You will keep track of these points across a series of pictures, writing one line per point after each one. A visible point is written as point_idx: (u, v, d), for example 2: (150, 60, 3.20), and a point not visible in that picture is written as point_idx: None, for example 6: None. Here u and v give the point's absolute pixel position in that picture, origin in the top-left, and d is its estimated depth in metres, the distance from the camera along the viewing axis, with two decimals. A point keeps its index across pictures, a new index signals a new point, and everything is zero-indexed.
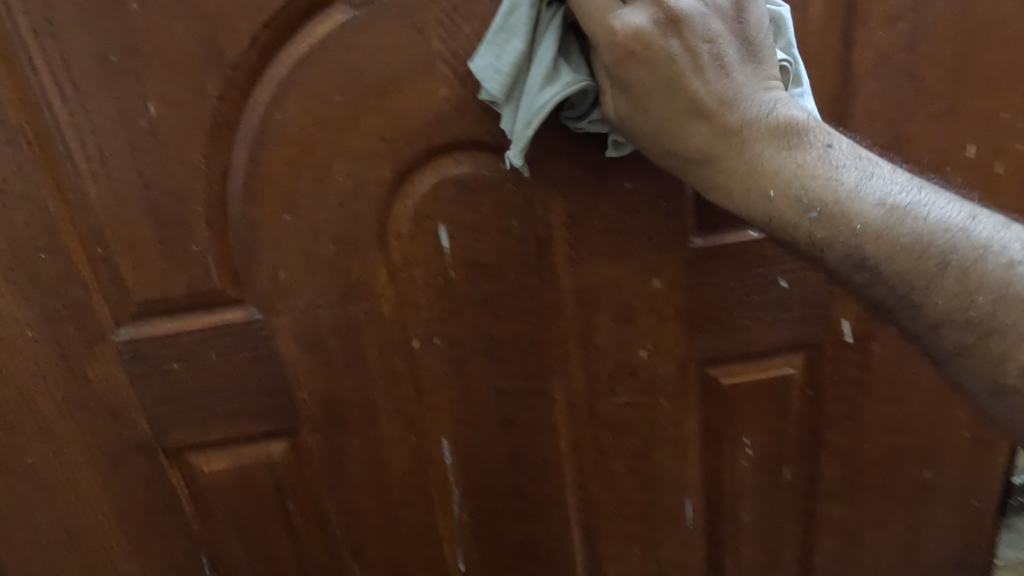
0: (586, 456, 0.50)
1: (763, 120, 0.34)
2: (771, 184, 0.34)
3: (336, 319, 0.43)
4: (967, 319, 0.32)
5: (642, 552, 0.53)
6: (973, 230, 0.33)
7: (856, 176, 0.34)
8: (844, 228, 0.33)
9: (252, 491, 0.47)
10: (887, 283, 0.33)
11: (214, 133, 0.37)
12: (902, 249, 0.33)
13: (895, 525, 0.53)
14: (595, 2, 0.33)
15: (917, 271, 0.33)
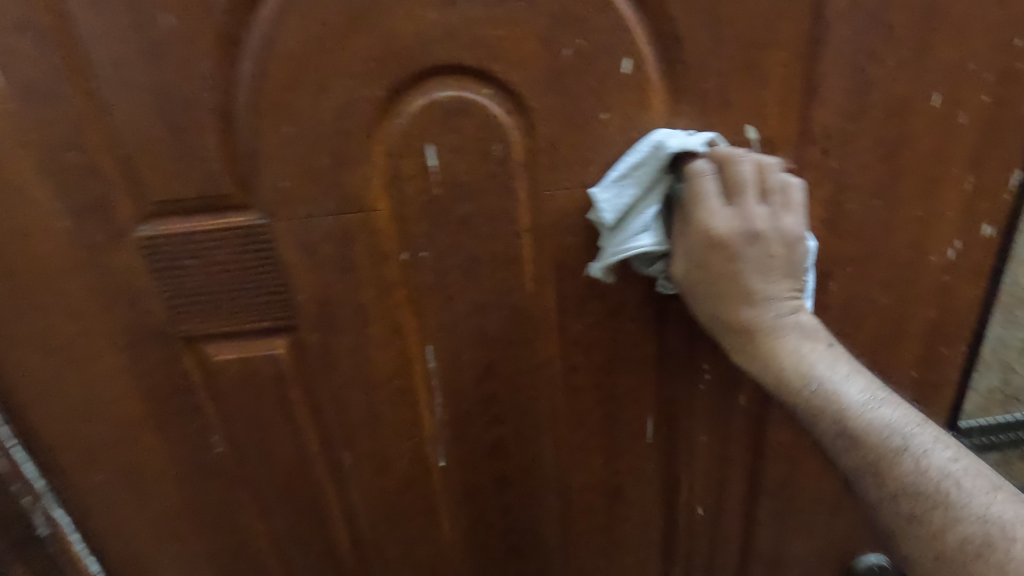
0: (556, 369, 0.55)
1: (780, 329, 0.45)
2: (780, 327, 0.45)
3: (330, 226, 0.48)
4: (911, 516, 0.40)
5: (603, 459, 0.61)
6: (943, 480, 0.40)
7: (846, 387, 0.44)
8: (826, 414, 0.44)
9: (255, 375, 0.55)
10: (860, 455, 0.43)
11: (224, 47, 0.42)
12: (872, 452, 0.42)
13: None
14: (702, 204, 0.42)
15: (888, 490, 0.41)
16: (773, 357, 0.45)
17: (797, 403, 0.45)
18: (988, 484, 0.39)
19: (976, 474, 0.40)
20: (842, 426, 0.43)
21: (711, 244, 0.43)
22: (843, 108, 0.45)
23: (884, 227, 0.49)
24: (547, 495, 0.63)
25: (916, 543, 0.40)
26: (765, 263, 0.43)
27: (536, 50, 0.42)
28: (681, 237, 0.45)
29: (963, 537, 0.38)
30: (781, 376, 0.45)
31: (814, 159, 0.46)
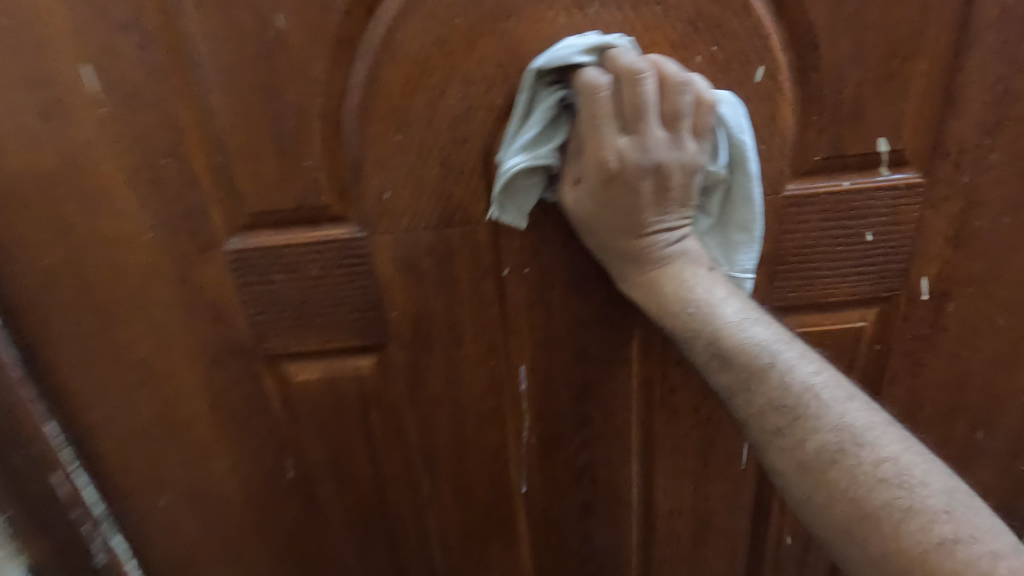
0: (654, 391, 0.53)
1: (656, 245, 0.41)
2: (665, 258, 0.41)
3: (432, 240, 0.46)
4: (773, 440, 0.38)
5: (693, 485, 0.58)
6: (802, 395, 0.38)
7: (737, 315, 0.41)
8: (717, 339, 0.40)
9: (338, 396, 0.52)
10: (728, 376, 0.40)
11: (337, 50, 0.40)
12: (747, 375, 0.39)
13: None
14: (589, 122, 0.37)
15: (798, 457, 0.37)
16: (676, 302, 0.42)
17: (757, 383, 0.39)
18: (895, 442, 0.35)
19: (861, 420, 0.36)
20: (747, 382, 0.40)
21: (617, 169, 0.38)
22: (981, 121, 0.43)
23: (1011, 245, 0.47)
24: (631, 522, 0.60)
25: (823, 499, 0.35)
26: (664, 191, 0.39)
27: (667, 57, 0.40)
28: (573, 164, 0.40)
29: (849, 478, 0.34)
30: (687, 317, 0.41)
31: (945, 174, 0.44)
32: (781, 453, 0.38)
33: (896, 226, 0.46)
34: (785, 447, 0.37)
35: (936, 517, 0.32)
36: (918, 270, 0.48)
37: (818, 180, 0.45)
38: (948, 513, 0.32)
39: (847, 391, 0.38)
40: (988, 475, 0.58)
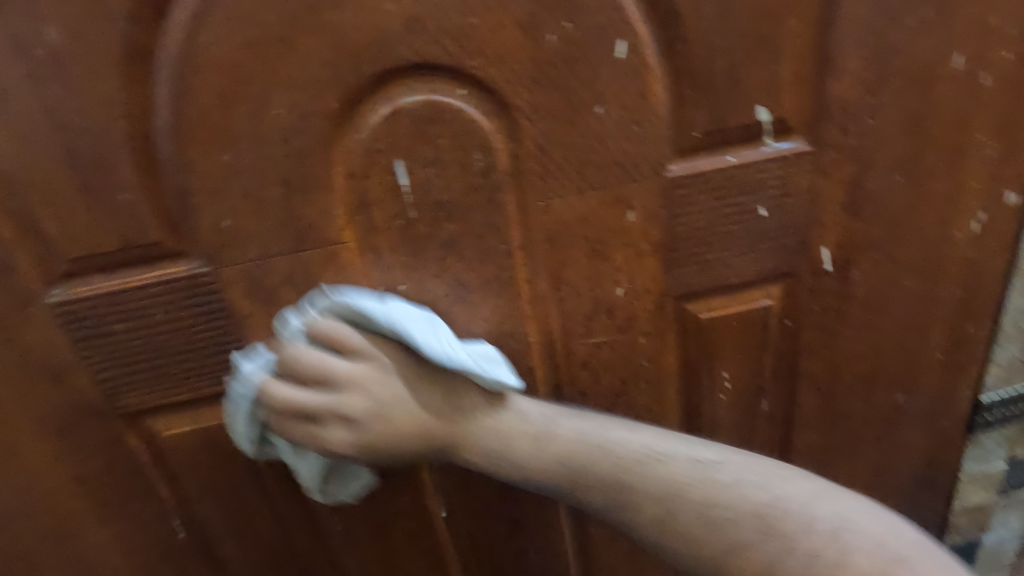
0: (565, 398, 0.49)
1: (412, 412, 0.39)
2: (473, 425, 0.40)
3: (290, 268, 0.41)
4: (652, 536, 0.37)
5: None
6: (657, 466, 0.37)
7: (540, 428, 0.40)
8: (561, 470, 0.39)
9: (217, 448, 0.47)
10: (602, 505, 0.38)
11: (131, 64, 0.34)
12: (600, 498, 0.38)
13: (867, 444, 0.57)
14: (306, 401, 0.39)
15: (677, 527, 0.36)
16: (484, 443, 0.40)
17: (620, 497, 0.37)
18: (753, 479, 0.36)
19: (711, 455, 0.38)
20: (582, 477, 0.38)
21: (289, 411, 0.39)
22: (860, 80, 0.40)
23: (907, 205, 0.45)
24: (565, 534, 0.56)
25: (699, 551, 0.35)
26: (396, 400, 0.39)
27: (516, 39, 0.36)
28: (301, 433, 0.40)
29: (737, 548, 0.34)
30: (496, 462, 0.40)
31: (831, 139, 0.42)
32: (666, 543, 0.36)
33: (788, 198, 0.44)
34: (662, 542, 0.36)
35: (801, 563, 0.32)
36: (817, 240, 0.46)
37: (702, 157, 0.42)
38: (824, 522, 0.33)
39: (670, 454, 0.38)
40: (913, 435, 0.57)
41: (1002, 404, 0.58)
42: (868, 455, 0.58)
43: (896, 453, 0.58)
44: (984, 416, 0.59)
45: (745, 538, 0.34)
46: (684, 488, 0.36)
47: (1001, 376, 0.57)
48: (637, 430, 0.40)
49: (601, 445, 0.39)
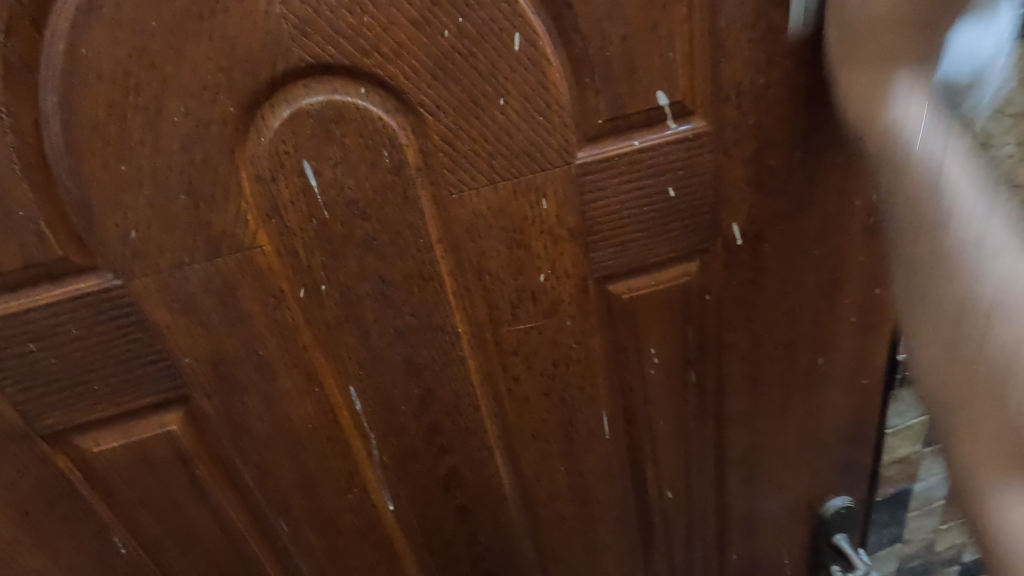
0: (500, 385, 0.50)
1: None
2: (940, 203, 0.35)
3: (206, 275, 0.41)
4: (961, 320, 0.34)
5: (566, 467, 0.57)
6: (956, 228, 0.34)
7: (948, 202, 0.35)
8: (933, 262, 0.35)
9: (151, 461, 0.46)
10: (909, 256, 0.36)
11: (12, 78, 0.33)
12: (906, 240, 0.36)
13: (795, 407, 0.60)
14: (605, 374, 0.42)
15: (973, 374, 0.33)
16: (949, 308, 0.34)
17: (980, 358, 0.33)
18: (1005, 251, 0.33)
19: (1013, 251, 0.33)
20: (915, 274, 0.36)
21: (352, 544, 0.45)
22: (750, 61, 0.42)
23: (809, 177, 0.48)
24: (514, 516, 0.58)
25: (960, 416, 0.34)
26: None
27: (411, 36, 0.37)
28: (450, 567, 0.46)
29: (961, 298, 0.33)
30: None
31: (729, 118, 0.44)
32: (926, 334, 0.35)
33: (694, 178, 0.45)
34: (975, 316, 0.33)
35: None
36: (727, 216, 0.48)
37: (608, 142, 0.43)
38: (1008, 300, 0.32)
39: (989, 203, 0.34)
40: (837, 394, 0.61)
41: None
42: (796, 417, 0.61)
43: (824, 412, 0.62)
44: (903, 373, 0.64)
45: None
46: (991, 305, 0.33)
47: None
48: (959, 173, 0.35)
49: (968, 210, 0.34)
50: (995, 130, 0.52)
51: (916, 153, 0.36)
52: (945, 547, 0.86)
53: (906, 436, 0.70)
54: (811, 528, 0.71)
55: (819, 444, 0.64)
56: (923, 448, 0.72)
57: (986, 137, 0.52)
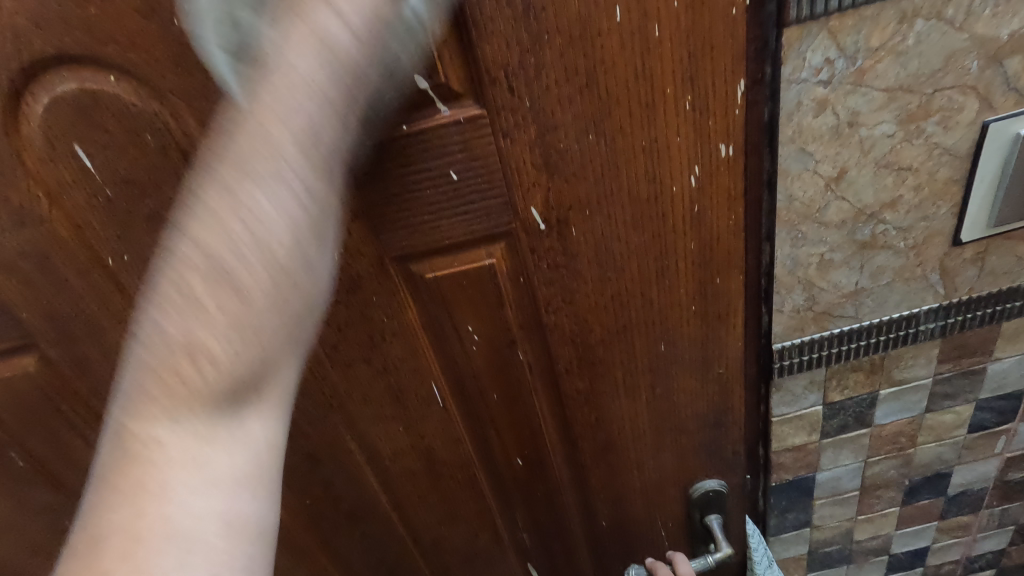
0: (319, 352, 0.54)
1: (886, 389, 0.67)
2: (885, 221, 0.53)
3: (20, 243, 0.46)
4: (818, 244, 0.54)
5: (404, 426, 0.60)
6: (913, 138, 0.49)
7: (911, 198, 0.52)
8: (885, 248, 0.55)
9: (20, 396, 0.54)
10: (846, 362, 0.63)
11: None
12: (840, 269, 0.56)
13: (641, 391, 0.59)
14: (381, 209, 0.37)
15: (798, 321, 0.59)
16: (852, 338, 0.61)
17: (835, 311, 0.59)
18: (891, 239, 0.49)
19: (889, 224, 0.53)
20: (905, 143, 0.49)
21: None
22: (515, 41, 0.39)
23: (610, 162, 0.45)
24: (363, 466, 0.63)
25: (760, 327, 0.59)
26: None
27: (142, 26, 0.38)
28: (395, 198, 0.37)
29: (809, 295, 0.57)
30: None
31: (502, 101, 0.42)
32: (849, 275, 0.56)
33: (477, 162, 0.44)
34: (825, 243, 0.54)
35: (226, 345, 0.33)
36: (523, 200, 0.46)
37: None
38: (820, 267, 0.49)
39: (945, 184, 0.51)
40: (691, 382, 0.59)
41: (799, 350, 0.61)
42: (645, 402, 0.60)
43: (677, 400, 0.60)
44: (781, 362, 0.62)
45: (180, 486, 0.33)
46: (852, 261, 0.55)
47: (793, 326, 0.59)
48: (944, 146, 0.49)
49: (909, 199, 0.52)
50: (865, 108, 0.46)
51: (897, 47, 0.44)
52: (866, 536, 0.84)
53: (800, 426, 0.69)
54: (684, 507, 0.70)
55: (677, 428, 0.63)
56: (821, 439, 0.70)
57: (850, 116, 0.47)
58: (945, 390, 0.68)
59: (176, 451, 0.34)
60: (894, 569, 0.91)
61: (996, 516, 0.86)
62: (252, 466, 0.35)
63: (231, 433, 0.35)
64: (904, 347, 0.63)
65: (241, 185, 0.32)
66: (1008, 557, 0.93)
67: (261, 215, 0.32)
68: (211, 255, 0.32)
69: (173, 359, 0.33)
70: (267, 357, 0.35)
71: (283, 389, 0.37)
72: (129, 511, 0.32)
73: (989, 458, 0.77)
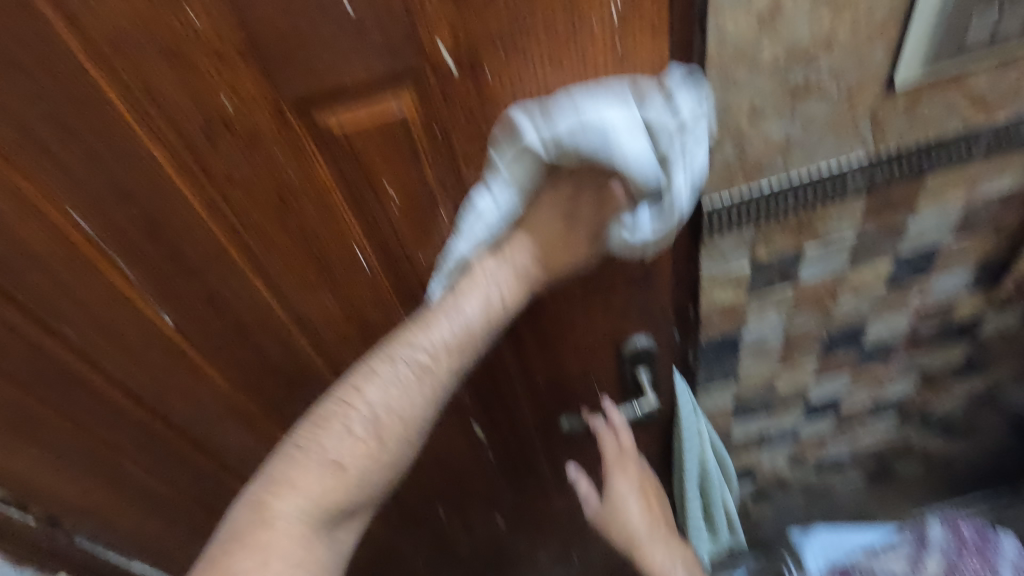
0: (228, 215, 0.51)
1: (812, 247, 0.68)
2: (820, 63, 0.51)
3: None
4: (749, 90, 0.51)
5: (333, 293, 0.59)
6: None
7: (848, 37, 0.49)
8: (817, 94, 0.53)
9: None
10: (774, 219, 0.64)
11: None
12: (772, 119, 0.54)
13: None
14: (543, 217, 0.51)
15: (727, 175, 0.58)
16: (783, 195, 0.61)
17: (765, 165, 0.58)
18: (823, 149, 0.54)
19: (824, 68, 0.51)
20: None
21: None
22: None
23: None
24: (297, 335, 0.63)
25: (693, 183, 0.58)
26: None
27: None
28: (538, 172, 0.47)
29: (739, 146, 0.56)
30: None
31: None
32: (781, 125, 0.55)
33: None
34: (758, 88, 0.51)
35: (350, 454, 0.53)
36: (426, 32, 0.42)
37: None
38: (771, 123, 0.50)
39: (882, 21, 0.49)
40: None
41: (729, 209, 0.61)
42: (575, 263, 0.60)
43: (606, 260, 0.60)
44: (711, 220, 0.62)
45: (313, 503, 0.52)
46: (785, 109, 0.53)
47: (723, 180, 0.58)
48: None
49: (845, 38, 0.49)
50: None
51: None
52: (786, 386, 0.91)
53: (728, 285, 0.71)
54: (617, 365, 0.73)
55: (608, 289, 0.64)
56: (748, 297, 0.73)
57: None
58: (868, 246, 0.70)
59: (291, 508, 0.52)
60: (810, 414, 1.00)
61: (903, 364, 0.94)
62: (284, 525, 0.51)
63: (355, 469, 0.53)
64: (831, 203, 0.64)
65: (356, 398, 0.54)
66: (911, 401, 1.03)
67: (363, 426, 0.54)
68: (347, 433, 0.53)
69: (344, 404, 0.54)
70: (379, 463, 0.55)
71: (400, 437, 0.55)
72: (268, 524, 0.51)
73: (903, 311, 0.82)
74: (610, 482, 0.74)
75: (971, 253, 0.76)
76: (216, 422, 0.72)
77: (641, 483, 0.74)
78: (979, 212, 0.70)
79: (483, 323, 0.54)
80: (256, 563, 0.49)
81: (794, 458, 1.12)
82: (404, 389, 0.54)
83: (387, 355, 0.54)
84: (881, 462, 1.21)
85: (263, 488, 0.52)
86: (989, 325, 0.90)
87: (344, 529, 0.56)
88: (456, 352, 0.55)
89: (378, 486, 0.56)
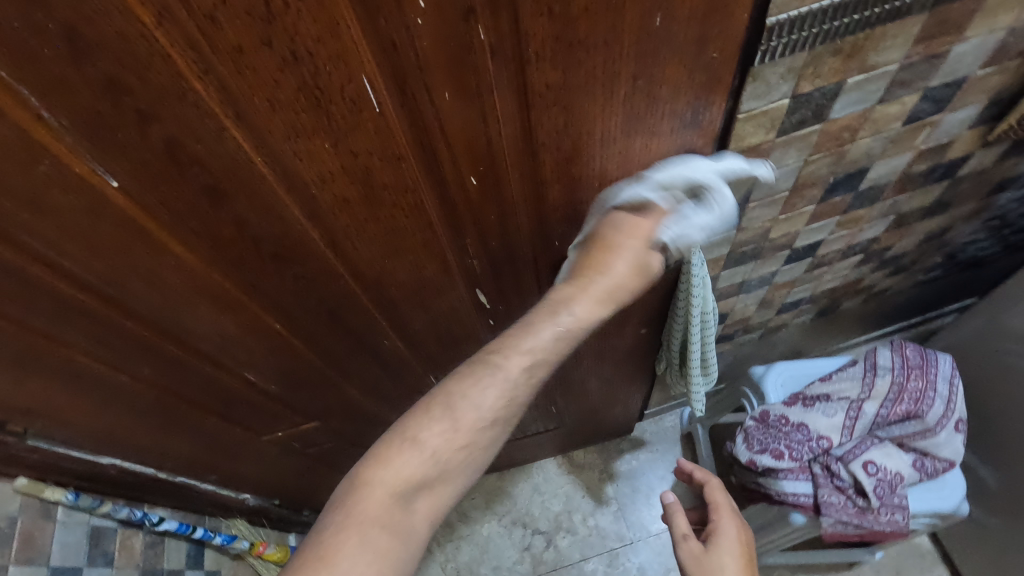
0: (189, 28, 0.37)
1: (854, 77, 0.63)
2: None
3: None
4: None
5: (331, 145, 0.47)
6: None
7: None
8: None
9: None
10: (831, 42, 0.57)
11: None
12: None
13: (623, 86, 0.49)
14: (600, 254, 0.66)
15: None
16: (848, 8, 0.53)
17: None
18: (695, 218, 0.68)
19: None
20: None
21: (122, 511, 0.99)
22: None
23: None
24: (284, 198, 0.52)
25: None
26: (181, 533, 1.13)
27: None
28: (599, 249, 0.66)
29: None
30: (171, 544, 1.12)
31: None
32: None
33: None
34: None
35: (439, 441, 0.57)
36: None
37: None
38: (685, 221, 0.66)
39: None
40: (678, 71, 0.49)
41: (791, 27, 0.53)
42: (623, 99, 0.51)
43: (657, 95, 0.51)
44: (767, 43, 0.54)
45: (397, 474, 0.56)
46: None
47: None
48: None
49: None
50: None
51: None
52: (779, 234, 0.91)
53: (762, 124, 0.64)
54: None
55: (650, 133, 0.56)
56: (775, 138, 0.68)
57: None
58: (904, 78, 0.65)
59: (382, 478, 0.56)
60: (791, 260, 1.02)
61: (886, 207, 0.95)
62: (376, 508, 0.54)
63: (444, 451, 0.57)
64: (890, 23, 0.57)
65: (452, 402, 0.58)
66: (878, 242, 1.07)
67: (458, 407, 0.58)
68: (443, 419, 0.58)
69: (444, 402, 0.58)
70: (469, 453, 0.59)
71: (484, 429, 0.59)
72: (365, 491, 0.55)
73: (907, 152, 0.81)
74: (718, 532, 0.86)
75: (990, 86, 0.73)
76: (186, 306, 0.61)
77: (738, 532, 0.86)
78: (1017, 38, 0.66)
79: (567, 326, 0.60)
80: (342, 517, 0.53)
81: (763, 302, 1.17)
82: (493, 389, 0.58)
83: (486, 363, 0.59)
84: (832, 300, 1.31)
85: (361, 465, 0.57)
86: (972, 164, 0.91)
87: (424, 492, 0.57)
88: (539, 372, 0.60)
89: (459, 461, 0.58)
